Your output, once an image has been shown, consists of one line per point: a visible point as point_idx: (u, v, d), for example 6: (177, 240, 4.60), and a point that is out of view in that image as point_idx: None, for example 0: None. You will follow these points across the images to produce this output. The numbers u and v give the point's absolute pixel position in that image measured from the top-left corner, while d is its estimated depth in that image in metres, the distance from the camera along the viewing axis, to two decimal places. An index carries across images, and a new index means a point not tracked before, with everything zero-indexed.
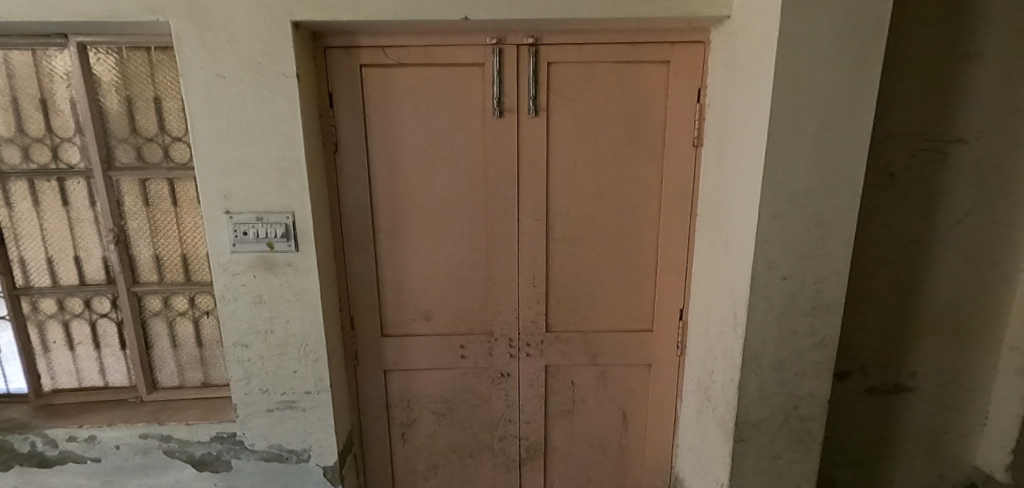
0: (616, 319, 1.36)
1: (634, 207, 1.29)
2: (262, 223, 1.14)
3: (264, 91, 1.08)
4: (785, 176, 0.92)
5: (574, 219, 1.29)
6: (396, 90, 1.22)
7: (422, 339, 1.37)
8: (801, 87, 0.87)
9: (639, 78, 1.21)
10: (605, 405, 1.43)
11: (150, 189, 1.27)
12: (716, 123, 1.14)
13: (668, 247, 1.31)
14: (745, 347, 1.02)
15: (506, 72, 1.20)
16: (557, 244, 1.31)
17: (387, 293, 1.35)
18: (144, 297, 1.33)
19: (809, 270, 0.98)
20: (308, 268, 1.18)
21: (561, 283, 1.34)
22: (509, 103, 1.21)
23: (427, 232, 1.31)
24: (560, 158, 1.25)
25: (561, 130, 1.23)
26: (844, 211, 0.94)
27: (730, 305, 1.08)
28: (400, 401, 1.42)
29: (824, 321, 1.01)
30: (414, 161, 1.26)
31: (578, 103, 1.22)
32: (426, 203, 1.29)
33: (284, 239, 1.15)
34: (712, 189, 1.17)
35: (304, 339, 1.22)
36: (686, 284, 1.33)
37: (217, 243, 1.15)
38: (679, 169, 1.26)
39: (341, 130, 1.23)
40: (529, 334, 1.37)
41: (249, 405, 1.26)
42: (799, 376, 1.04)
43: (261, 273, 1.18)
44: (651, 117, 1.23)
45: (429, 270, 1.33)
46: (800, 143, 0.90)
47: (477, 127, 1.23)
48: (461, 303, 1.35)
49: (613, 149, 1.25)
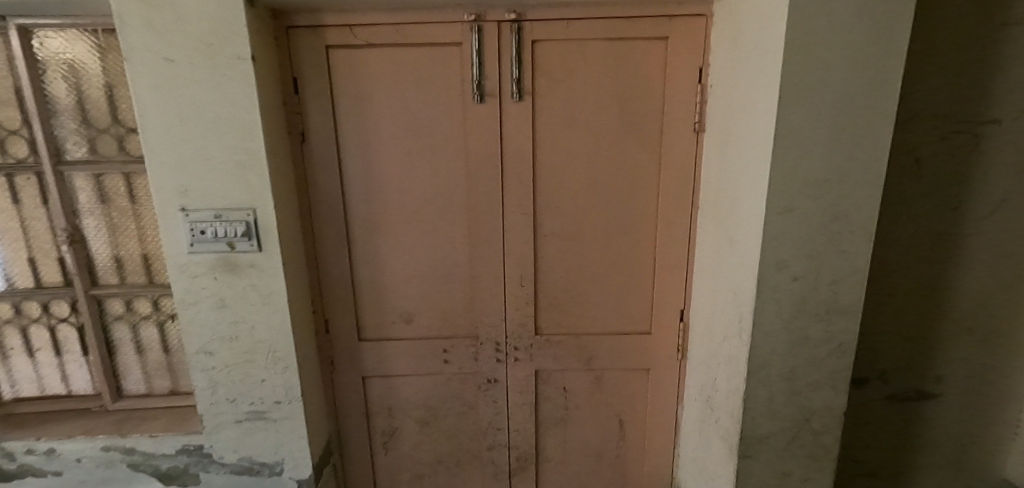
0: (612, 321, 1.26)
1: (630, 198, 1.18)
2: (221, 220, 1.04)
3: (217, 75, 0.98)
4: (795, 164, 0.81)
5: (564, 212, 1.19)
6: (366, 73, 1.11)
7: (403, 344, 1.27)
8: (816, 63, 0.76)
9: (634, 56, 1.09)
10: (600, 413, 1.33)
11: (105, 185, 1.17)
12: (720, 105, 1.02)
13: (667, 243, 1.20)
14: (751, 355, 0.92)
15: (487, 53, 1.08)
16: (547, 240, 1.21)
17: (364, 295, 1.25)
18: (105, 300, 1.25)
19: (824, 268, 0.87)
20: (274, 270, 1.09)
21: (551, 282, 1.24)
22: (491, 86, 1.10)
23: (406, 228, 1.21)
24: (548, 146, 1.14)
25: (549, 116, 1.12)
26: (865, 203, 0.83)
27: (734, 307, 0.98)
28: (381, 408, 1.33)
29: (841, 326, 0.90)
30: (388, 151, 1.16)
31: (567, 85, 1.11)
32: (403, 197, 1.18)
33: (246, 238, 1.05)
34: (716, 179, 1.06)
35: (272, 346, 1.13)
36: (688, 283, 1.22)
37: (174, 244, 1.06)
38: (680, 156, 1.14)
39: (308, 119, 1.13)
40: (517, 337, 1.27)
41: (215, 416, 1.18)
42: (813, 386, 0.93)
43: (222, 274, 1.09)
44: (648, 99, 1.11)
45: (408, 270, 1.24)
46: (814, 125, 0.79)
47: (457, 113, 1.13)
48: (444, 304, 1.26)
49: (607, 136, 1.14)
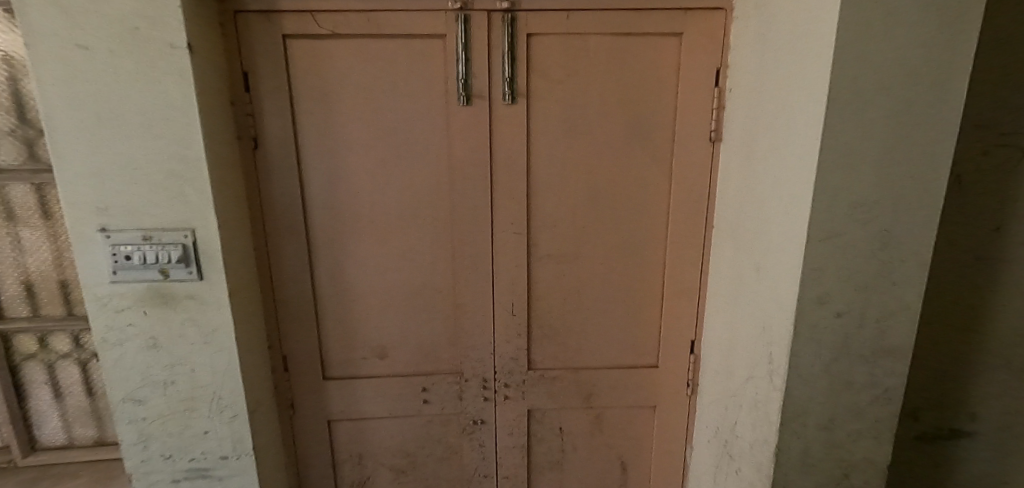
0: (614, 353, 1.12)
1: (637, 216, 1.04)
2: (151, 243, 0.86)
3: (144, 66, 0.79)
4: (842, 184, 0.69)
5: (561, 231, 1.04)
6: (330, 68, 0.94)
7: (375, 382, 1.10)
8: (871, 64, 0.64)
9: (643, 55, 0.95)
10: (600, 455, 1.19)
11: (11, 199, 0.97)
12: (743, 113, 0.90)
13: (677, 265, 1.06)
14: (786, 404, 0.79)
15: (475, 47, 0.93)
16: (542, 263, 1.06)
17: (329, 327, 1.08)
18: (13, 336, 1.04)
19: (870, 303, 0.75)
20: (217, 302, 0.90)
21: (546, 310, 1.09)
22: (478, 86, 0.95)
23: (379, 249, 1.04)
24: (544, 156, 1.00)
25: (545, 122, 0.98)
26: (921, 228, 0.71)
27: (762, 345, 0.85)
28: (350, 456, 1.16)
29: (885, 368, 0.78)
30: (358, 161, 0.99)
31: (567, 86, 0.96)
32: (376, 214, 1.02)
33: (182, 265, 0.87)
34: (737, 197, 0.93)
35: (216, 392, 0.95)
36: (700, 310, 1.09)
37: (92, 271, 0.87)
38: (693, 167, 1.01)
39: (261, 121, 0.95)
40: (508, 373, 1.11)
41: (147, 476, 0.98)
42: (852, 436, 0.81)
43: (154, 308, 0.90)
44: (658, 105, 0.98)
45: (382, 297, 1.07)
46: (866, 138, 0.67)
47: (439, 117, 0.97)
48: (423, 336, 1.09)
49: (612, 145, 1.00)
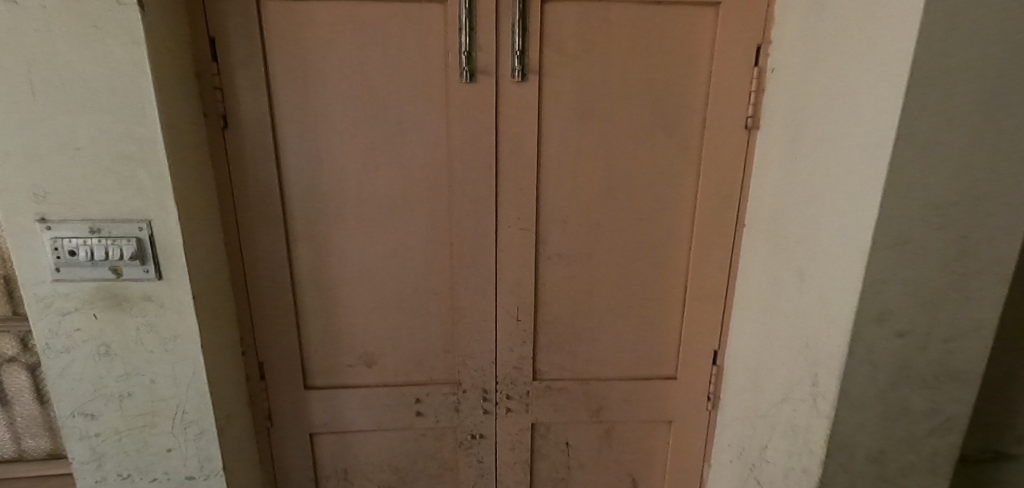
0: (629, 363, 1.01)
1: (659, 212, 0.93)
2: (100, 237, 0.73)
3: (85, 25, 0.65)
4: (919, 183, 0.58)
5: (573, 228, 0.93)
6: (312, 36, 0.81)
7: (363, 392, 0.99)
8: (970, 38, 0.52)
9: (674, 28, 0.83)
10: (609, 472, 1.09)
11: None
12: (788, 97, 0.78)
13: (702, 268, 0.95)
14: (833, 433, 0.69)
15: (481, 14, 0.80)
16: (551, 264, 0.94)
17: (311, 331, 0.97)
18: None
19: (936, 321, 0.65)
20: (179, 305, 0.78)
21: (555, 315, 0.98)
22: (484, 61, 0.82)
23: (368, 245, 0.92)
24: (557, 143, 0.88)
25: (559, 104, 0.86)
26: (1005, 235, 0.60)
27: (806, 364, 0.75)
28: (335, 471, 1.06)
29: (946, 394, 0.68)
30: (344, 144, 0.86)
31: (585, 63, 0.84)
32: (365, 205, 0.90)
33: (137, 262, 0.75)
34: (777, 193, 0.82)
35: (179, 406, 0.83)
36: (725, 318, 0.99)
37: (30, 269, 0.74)
38: (725, 159, 0.89)
39: (231, 96, 0.82)
40: (510, 384, 1.01)
41: None
42: (902, 468, 0.72)
43: (105, 311, 0.78)
44: (688, 87, 0.86)
45: (371, 298, 0.95)
46: (953, 127, 0.56)
47: (438, 96, 0.85)
48: (417, 342, 0.98)
49: (634, 131, 0.88)
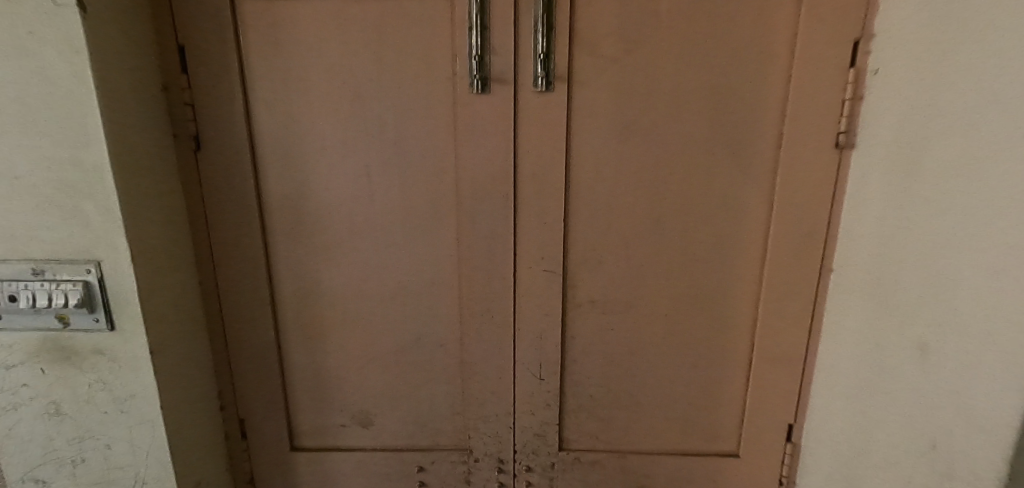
0: (678, 434, 0.83)
1: (720, 252, 0.74)
2: (42, 280, 0.61)
3: (19, 29, 0.53)
4: None
5: (609, 272, 0.75)
6: (297, 43, 0.68)
7: (358, 457, 0.85)
8: None
9: (743, 22, 0.65)
10: None
11: None
12: (903, 109, 0.59)
13: (775, 323, 0.76)
14: None
15: (497, 10, 0.64)
16: (581, 314, 0.77)
17: (299, 385, 0.83)
18: None
19: None
20: (135, 361, 0.66)
21: (586, 375, 0.80)
22: (499, 68, 0.66)
23: (363, 288, 0.78)
24: (590, 167, 0.71)
25: (594, 119, 0.69)
26: None
27: (927, 473, 0.55)
28: None
29: None
30: (335, 170, 0.73)
31: (626, 69, 0.67)
32: (359, 241, 0.76)
33: (85, 310, 0.63)
34: (883, 235, 0.63)
35: (139, 473, 0.71)
36: (803, 383, 0.79)
37: None
38: (807, 187, 0.70)
39: (204, 114, 0.70)
40: (530, 454, 0.84)
41: None
42: None
43: (52, 367, 0.65)
44: (759, 96, 0.68)
45: (366, 349, 0.81)
46: None
47: (445, 112, 0.70)
48: (420, 401, 0.83)
49: (688, 153, 0.70)
